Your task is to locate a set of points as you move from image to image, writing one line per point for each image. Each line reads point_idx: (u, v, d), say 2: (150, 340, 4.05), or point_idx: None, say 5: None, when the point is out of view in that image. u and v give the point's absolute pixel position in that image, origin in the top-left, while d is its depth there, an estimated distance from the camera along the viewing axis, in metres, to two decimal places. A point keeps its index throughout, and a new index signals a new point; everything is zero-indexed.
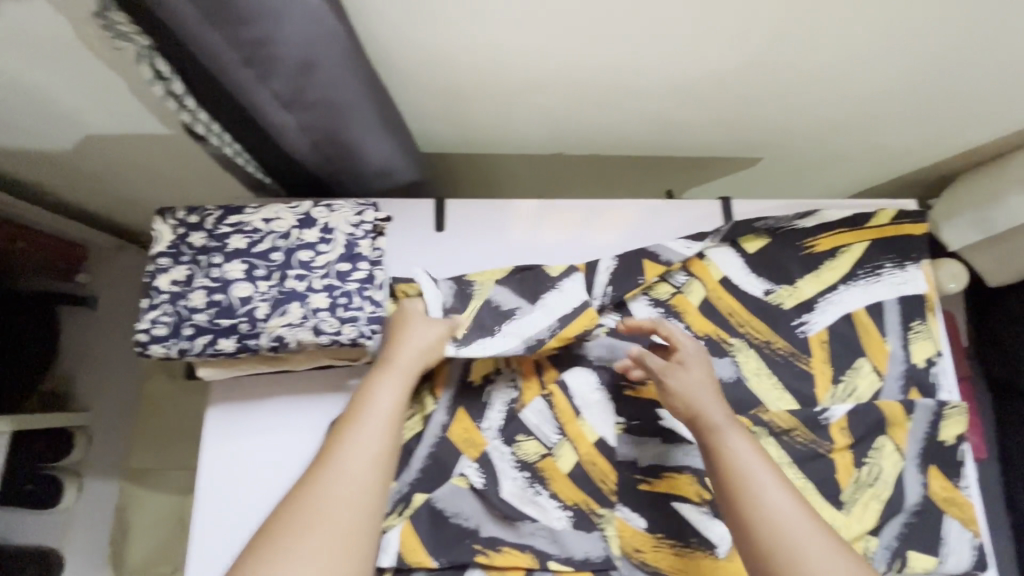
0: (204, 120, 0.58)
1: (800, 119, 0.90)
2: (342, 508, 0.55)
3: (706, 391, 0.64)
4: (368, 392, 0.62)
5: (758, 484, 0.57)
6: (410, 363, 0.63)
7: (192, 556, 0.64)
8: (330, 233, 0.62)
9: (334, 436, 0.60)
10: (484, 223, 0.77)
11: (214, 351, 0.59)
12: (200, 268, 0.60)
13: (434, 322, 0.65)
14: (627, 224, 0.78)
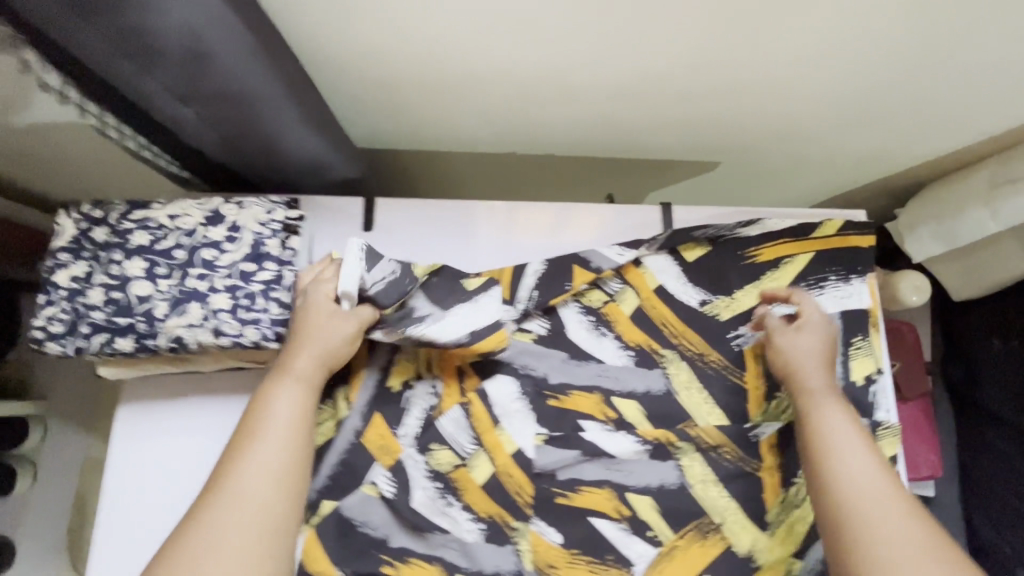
0: (96, 112, 0.57)
1: (754, 122, 0.87)
2: (239, 534, 0.50)
3: (816, 359, 0.66)
4: (264, 400, 0.57)
5: (842, 449, 0.59)
6: (309, 366, 0.58)
7: (97, 558, 0.63)
8: (237, 231, 0.60)
9: (228, 452, 0.55)
10: (416, 223, 0.77)
11: (111, 350, 0.57)
12: (100, 265, 0.58)
13: (342, 321, 0.60)
14: (595, 227, 0.78)
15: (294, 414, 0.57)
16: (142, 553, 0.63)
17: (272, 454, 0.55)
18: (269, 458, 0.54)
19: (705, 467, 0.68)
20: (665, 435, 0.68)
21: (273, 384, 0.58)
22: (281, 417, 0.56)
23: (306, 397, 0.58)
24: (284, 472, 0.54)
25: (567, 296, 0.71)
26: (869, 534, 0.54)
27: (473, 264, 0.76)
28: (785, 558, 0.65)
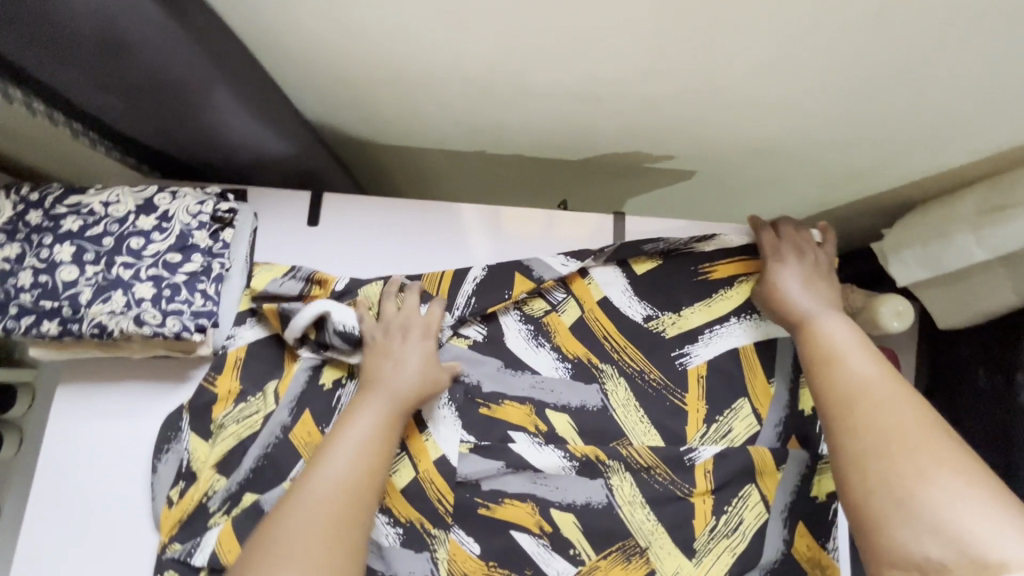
0: (21, 98, 0.58)
1: (725, 133, 0.84)
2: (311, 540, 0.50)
3: (802, 288, 0.66)
4: (354, 411, 0.60)
5: (838, 357, 0.58)
6: (402, 385, 0.62)
7: (26, 532, 0.65)
8: (167, 221, 0.60)
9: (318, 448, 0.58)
10: (355, 219, 0.76)
11: (37, 333, 0.58)
12: (32, 248, 0.59)
13: (425, 343, 0.65)
14: (586, 232, 0.77)
15: (378, 427, 0.59)
16: (68, 530, 0.65)
17: (355, 457, 0.56)
18: (354, 459, 0.56)
19: (634, 488, 0.65)
20: (594, 452, 0.66)
21: (364, 400, 0.61)
22: (364, 429, 0.58)
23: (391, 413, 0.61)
24: (363, 478, 0.56)
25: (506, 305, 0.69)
26: (871, 427, 0.50)
27: (409, 267, 0.76)
28: None
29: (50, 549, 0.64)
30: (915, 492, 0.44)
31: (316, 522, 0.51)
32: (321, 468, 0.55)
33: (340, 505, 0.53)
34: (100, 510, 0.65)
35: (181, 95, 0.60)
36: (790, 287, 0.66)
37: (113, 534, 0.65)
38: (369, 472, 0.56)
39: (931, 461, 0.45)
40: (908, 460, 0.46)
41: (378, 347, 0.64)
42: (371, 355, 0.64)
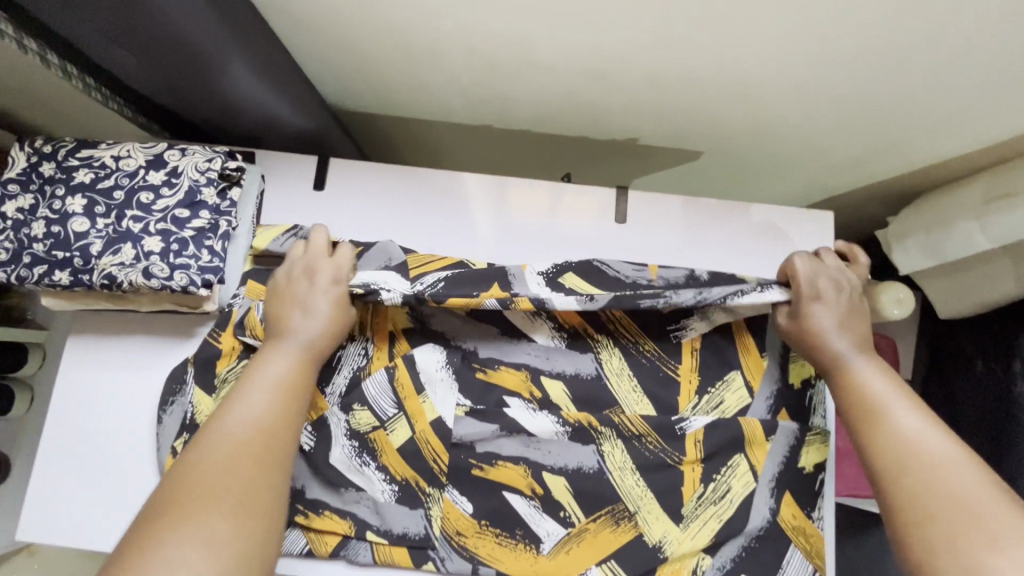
0: (37, 49, 0.59)
1: (732, 113, 0.83)
2: (219, 480, 0.50)
3: (836, 329, 0.63)
4: (264, 359, 0.60)
5: (882, 405, 0.57)
6: (310, 330, 0.62)
7: (39, 475, 0.67)
8: (176, 177, 0.62)
9: (226, 397, 0.57)
10: (358, 189, 0.77)
11: (50, 282, 0.60)
12: (44, 199, 0.61)
13: (331, 288, 0.64)
14: (591, 210, 0.78)
15: (291, 372, 0.59)
16: (79, 475, 0.67)
17: (266, 400, 0.57)
18: (266, 400, 0.57)
19: (625, 455, 0.67)
20: (587, 418, 0.67)
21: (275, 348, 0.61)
22: (276, 375, 0.59)
23: (301, 359, 0.61)
24: (275, 419, 0.56)
25: (468, 304, 0.66)
26: (928, 487, 0.50)
27: (409, 240, 0.77)
28: (696, 553, 0.65)
29: (60, 491, 0.67)
30: (986, 559, 0.44)
31: (231, 464, 0.51)
32: (231, 415, 0.55)
33: (256, 446, 0.54)
34: (109, 457, 0.68)
35: (191, 55, 0.60)
36: (825, 327, 0.63)
37: (121, 480, 0.67)
38: (283, 414, 0.57)
39: (1000, 529, 0.46)
40: (973, 527, 0.46)
41: (289, 295, 0.64)
42: (282, 303, 0.63)
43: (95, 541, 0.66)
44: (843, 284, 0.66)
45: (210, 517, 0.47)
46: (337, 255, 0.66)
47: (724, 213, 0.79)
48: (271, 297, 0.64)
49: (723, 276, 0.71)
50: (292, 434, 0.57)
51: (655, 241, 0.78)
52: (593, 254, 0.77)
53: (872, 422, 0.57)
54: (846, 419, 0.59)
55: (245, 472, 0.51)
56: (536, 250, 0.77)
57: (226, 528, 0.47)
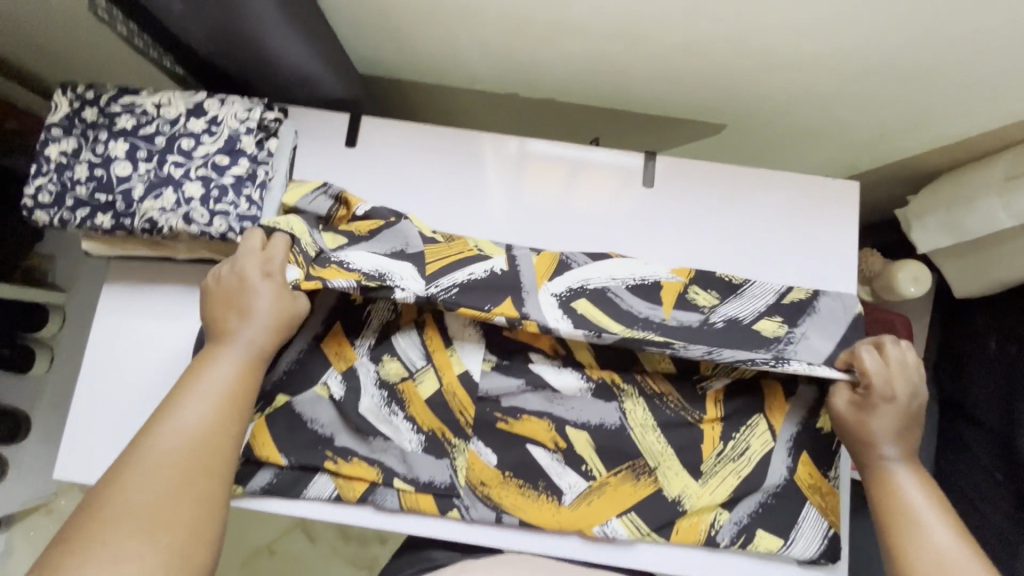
0: None
1: (758, 82, 0.83)
2: (147, 496, 0.49)
3: (892, 435, 0.62)
4: (203, 368, 0.58)
5: (922, 518, 0.58)
6: (246, 333, 0.59)
7: (75, 415, 0.69)
8: (216, 125, 0.63)
9: (162, 407, 0.55)
10: (391, 157, 0.78)
11: (92, 225, 0.61)
12: (88, 143, 0.62)
13: (273, 288, 0.61)
14: (603, 185, 0.78)
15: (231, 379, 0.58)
16: (113, 416, 0.69)
17: (203, 411, 0.55)
18: (207, 408, 0.55)
19: (647, 413, 0.68)
20: (611, 374, 0.69)
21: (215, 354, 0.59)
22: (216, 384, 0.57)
23: (247, 362, 0.59)
24: (212, 430, 0.55)
25: (480, 314, 0.65)
26: None
27: (439, 221, 0.78)
28: (713, 508, 0.66)
29: (94, 432, 0.69)
30: None
31: (158, 479, 0.50)
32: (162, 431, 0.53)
33: (187, 460, 0.52)
34: (143, 400, 0.69)
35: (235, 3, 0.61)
36: (882, 430, 0.63)
37: None
38: (222, 421, 0.55)
39: None
40: None
41: (226, 298, 0.61)
42: (219, 307, 0.61)
43: None
44: (913, 388, 0.64)
45: (126, 542, 0.46)
46: (272, 246, 0.63)
47: (752, 180, 0.78)
48: (211, 300, 0.62)
49: (742, 326, 0.69)
50: (231, 440, 0.55)
51: (681, 209, 0.78)
52: (621, 231, 0.78)
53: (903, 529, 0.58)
54: (880, 525, 0.60)
55: (173, 486, 0.50)
56: (561, 223, 0.78)
57: (143, 547, 0.46)
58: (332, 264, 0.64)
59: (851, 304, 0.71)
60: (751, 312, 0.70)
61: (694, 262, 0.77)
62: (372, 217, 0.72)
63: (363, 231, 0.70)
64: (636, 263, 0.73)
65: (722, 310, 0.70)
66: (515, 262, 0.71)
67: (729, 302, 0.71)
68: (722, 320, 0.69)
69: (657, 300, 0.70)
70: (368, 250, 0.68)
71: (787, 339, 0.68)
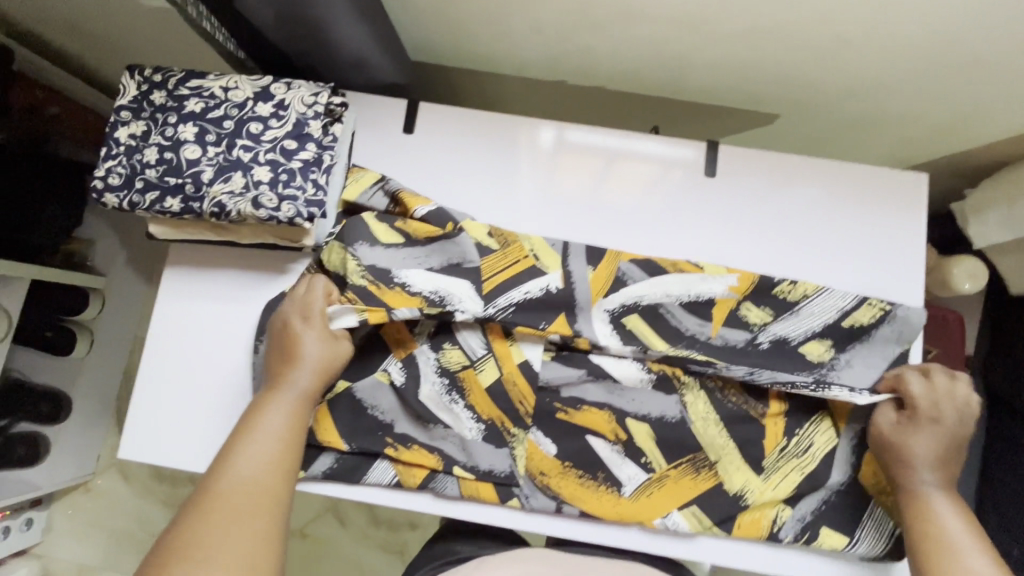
0: None
1: (818, 72, 0.82)
2: (213, 536, 0.53)
3: (931, 459, 0.61)
4: (257, 412, 0.62)
5: (955, 544, 0.57)
6: (293, 376, 0.63)
7: (139, 396, 0.70)
8: (283, 109, 0.62)
9: (223, 452, 0.60)
10: (446, 147, 0.77)
11: (160, 209, 0.61)
12: (157, 125, 0.62)
13: (324, 332, 0.65)
14: (657, 179, 0.76)
15: (285, 420, 0.62)
16: (175, 397, 0.70)
17: (260, 453, 0.59)
18: (266, 450, 0.60)
19: (708, 406, 0.68)
20: (673, 367, 0.69)
21: (267, 398, 0.63)
22: (272, 425, 0.61)
23: (299, 405, 0.63)
24: (273, 471, 0.59)
25: (536, 333, 0.67)
26: None
27: (489, 217, 0.76)
28: (776, 504, 0.66)
29: (157, 413, 0.70)
30: None
31: (221, 519, 0.54)
32: (227, 476, 0.57)
33: (253, 501, 0.56)
34: (206, 382, 0.70)
35: None
36: (922, 452, 0.61)
37: (215, 403, 0.70)
38: (278, 464, 0.59)
39: None
40: None
41: (279, 342, 0.65)
42: (276, 352, 0.65)
43: (192, 463, 0.69)
44: (959, 415, 0.62)
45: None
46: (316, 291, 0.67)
47: (819, 170, 0.76)
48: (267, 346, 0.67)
49: (788, 347, 0.68)
50: (286, 482, 0.59)
51: (740, 200, 0.76)
52: (675, 227, 0.75)
53: (938, 556, 0.57)
54: (910, 548, 0.59)
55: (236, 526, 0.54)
56: (615, 216, 0.76)
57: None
58: (396, 287, 0.67)
59: (908, 335, 0.68)
60: (802, 332, 0.68)
61: (755, 258, 0.75)
62: (431, 220, 0.70)
63: (421, 235, 0.70)
64: (694, 277, 0.70)
65: (772, 329, 0.68)
66: (571, 278, 0.70)
67: (781, 320, 0.69)
68: (769, 341, 0.68)
69: (706, 316, 0.69)
70: (424, 264, 0.69)
71: (830, 365, 0.67)
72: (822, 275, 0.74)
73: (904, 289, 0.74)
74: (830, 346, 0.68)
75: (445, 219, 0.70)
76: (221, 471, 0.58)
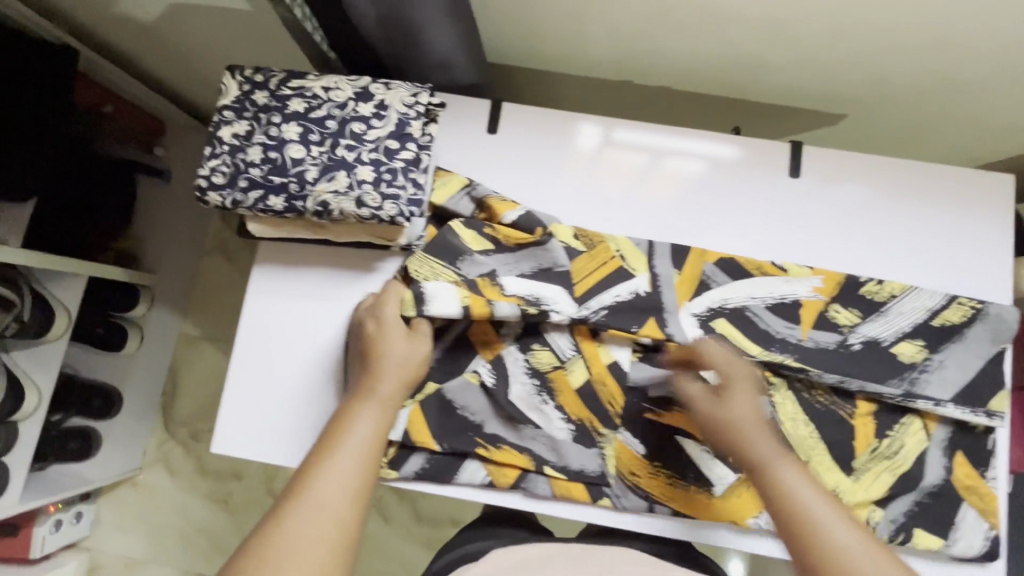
0: None
1: (892, 71, 0.82)
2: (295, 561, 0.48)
3: (757, 425, 0.59)
4: (343, 425, 0.59)
5: (821, 518, 0.53)
6: (381, 386, 0.62)
7: (229, 392, 0.71)
8: (384, 109, 0.63)
9: (304, 468, 0.55)
10: (526, 148, 0.78)
11: (263, 207, 0.62)
12: (260, 125, 0.63)
13: (411, 338, 0.65)
14: (736, 181, 0.76)
15: (372, 434, 0.59)
16: (266, 393, 0.71)
17: (347, 471, 0.55)
18: (350, 467, 0.56)
19: (797, 407, 0.68)
20: (761, 369, 0.69)
21: (353, 411, 0.60)
22: (359, 438, 0.58)
23: (385, 420, 0.61)
24: (359, 489, 0.55)
25: (628, 336, 0.68)
26: None
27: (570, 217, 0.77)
28: (868, 504, 0.66)
29: (246, 409, 0.71)
30: None
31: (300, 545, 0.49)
32: (312, 491, 0.53)
33: (339, 523, 0.52)
34: (295, 380, 0.71)
35: None
36: (741, 418, 0.59)
37: (305, 399, 0.71)
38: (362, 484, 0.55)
39: None
40: None
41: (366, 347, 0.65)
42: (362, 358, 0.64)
43: (284, 458, 0.70)
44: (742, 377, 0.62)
45: None
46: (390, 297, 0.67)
47: (902, 172, 0.76)
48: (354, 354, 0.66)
49: (880, 350, 0.68)
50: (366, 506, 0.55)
51: (821, 201, 0.76)
52: (758, 229, 0.75)
53: (804, 529, 0.53)
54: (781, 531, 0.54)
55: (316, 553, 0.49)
56: (696, 215, 0.76)
57: None
58: (495, 284, 0.68)
59: (1003, 334, 0.67)
60: (893, 334, 0.68)
61: (842, 257, 0.75)
62: (521, 225, 0.71)
63: (510, 240, 0.71)
64: (777, 279, 0.70)
65: (862, 330, 0.68)
66: (658, 282, 0.70)
67: (870, 321, 0.69)
68: (860, 342, 0.68)
69: (794, 319, 0.69)
70: (517, 270, 0.70)
71: (922, 367, 0.67)
72: (904, 276, 0.74)
73: (991, 292, 0.73)
74: (921, 347, 0.68)
75: (534, 225, 0.71)
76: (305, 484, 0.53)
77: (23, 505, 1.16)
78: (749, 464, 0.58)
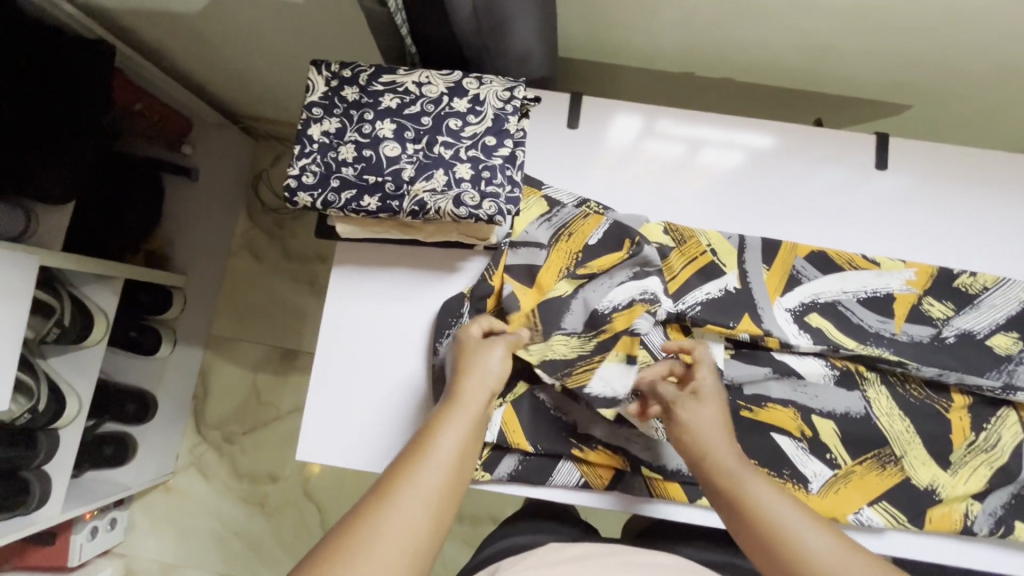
0: None
1: (968, 59, 0.80)
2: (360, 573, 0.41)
3: (716, 431, 0.58)
4: (434, 430, 0.53)
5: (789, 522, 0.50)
6: (480, 400, 0.57)
7: (313, 397, 0.69)
8: (479, 105, 0.61)
9: (392, 471, 0.49)
10: (605, 140, 0.76)
11: (356, 207, 0.60)
12: (352, 122, 0.61)
13: (500, 347, 0.62)
14: (819, 173, 0.75)
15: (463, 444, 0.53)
16: (350, 397, 0.69)
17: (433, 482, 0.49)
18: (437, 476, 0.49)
19: (891, 401, 0.68)
20: (855, 363, 0.69)
21: (444, 418, 0.55)
22: (452, 445, 0.52)
23: (471, 433, 0.54)
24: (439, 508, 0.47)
25: (725, 332, 0.67)
26: None
27: (652, 212, 0.75)
28: (966, 498, 0.66)
29: (330, 413, 0.69)
30: None
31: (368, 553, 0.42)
32: (400, 500, 0.46)
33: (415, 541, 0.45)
34: (380, 382, 0.69)
35: None
36: (699, 423, 0.58)
37: (391, 402, 0.69)
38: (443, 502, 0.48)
39: None
40: None
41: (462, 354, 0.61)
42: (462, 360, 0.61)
43: (371, 463, 0.68)
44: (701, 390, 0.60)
45: None
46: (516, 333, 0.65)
47: (986, 161, 0.75)
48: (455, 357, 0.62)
49: (975, 343, 0.67)
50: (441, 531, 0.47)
51: (907, 191, 0.75)
52: (843, 222, 0.74)
53: (770, 540, 0.50)
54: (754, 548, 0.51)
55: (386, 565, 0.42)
56: (781, 208, 0.74)
57: None
58: (611, 315, 0.67)
59: None
60: (987, 326, 0.68)
61: (930, 247, 0.74)
62: (609, 243, 0.69)
63: (603, 266, 0.69)
64: (869, 273, 0.69)
65: (957, 323, 0.68)
66: (749, 277, 0.69)
67: (964, 314, 0.68)
68: (954, 335, 0.67)
69: (887, 312, 0.69)
70: (610, 286, 0.68)
71: (1019, 359, 0.67)
72: (992, 268, 0.73)
73: None
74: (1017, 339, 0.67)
75: (622, 235, 0.69)
76: (392, 491, 0.47)
77: (65, 515, 1.11)
78: (711, 482, 0.56)
